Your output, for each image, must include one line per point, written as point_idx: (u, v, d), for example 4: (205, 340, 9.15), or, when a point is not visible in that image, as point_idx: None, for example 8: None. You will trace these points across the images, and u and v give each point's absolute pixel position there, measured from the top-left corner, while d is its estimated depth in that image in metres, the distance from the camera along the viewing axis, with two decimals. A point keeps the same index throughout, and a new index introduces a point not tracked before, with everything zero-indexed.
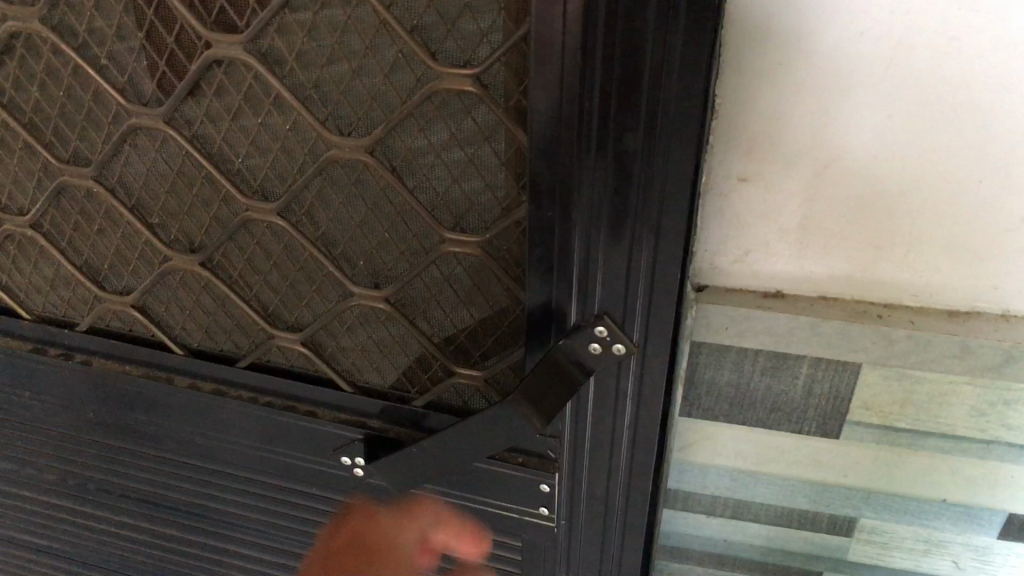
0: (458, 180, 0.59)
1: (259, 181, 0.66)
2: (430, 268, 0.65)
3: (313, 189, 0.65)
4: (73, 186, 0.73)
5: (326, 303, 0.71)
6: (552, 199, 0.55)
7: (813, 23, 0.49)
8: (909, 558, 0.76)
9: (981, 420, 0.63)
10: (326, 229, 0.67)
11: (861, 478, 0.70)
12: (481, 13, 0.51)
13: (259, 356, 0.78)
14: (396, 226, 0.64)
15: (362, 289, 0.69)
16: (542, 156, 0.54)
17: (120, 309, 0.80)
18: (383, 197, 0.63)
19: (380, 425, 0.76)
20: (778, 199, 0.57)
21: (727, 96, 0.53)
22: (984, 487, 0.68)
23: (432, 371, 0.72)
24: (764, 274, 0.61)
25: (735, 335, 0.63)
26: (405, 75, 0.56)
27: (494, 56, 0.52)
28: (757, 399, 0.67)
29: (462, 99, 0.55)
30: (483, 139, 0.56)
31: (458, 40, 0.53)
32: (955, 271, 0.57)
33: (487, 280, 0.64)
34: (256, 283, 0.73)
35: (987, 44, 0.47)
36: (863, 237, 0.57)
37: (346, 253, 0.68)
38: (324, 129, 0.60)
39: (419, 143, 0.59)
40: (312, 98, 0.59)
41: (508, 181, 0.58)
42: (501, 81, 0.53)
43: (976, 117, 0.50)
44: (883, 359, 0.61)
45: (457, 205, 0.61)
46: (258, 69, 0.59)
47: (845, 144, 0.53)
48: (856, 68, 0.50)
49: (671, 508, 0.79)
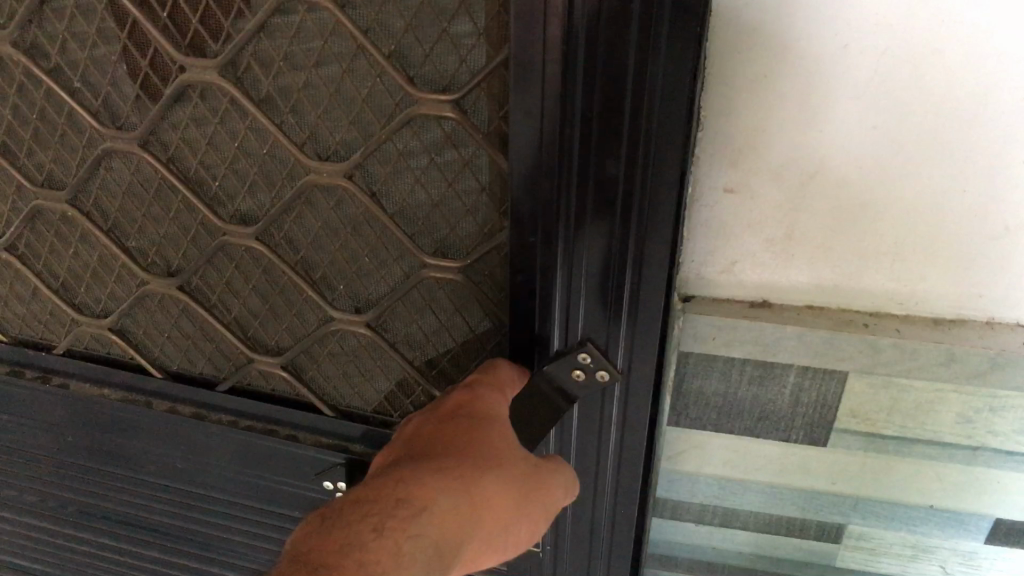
0: (439, 205, 0.59)
1: (237, 205, 0.65)
2: (412, 293, 0.65)
3: (291, 214, 0.64)
4: (47, 210, 0.72)
5: (306, 327, 0.71)
6: (533, 222, 0.55)
7: (798, 34, 0.49)
8: (896, 563, 0.76)
9: (967, 427, 0.63)
10: (305, 254, 0.66)
11: (849, 486, 0.70)
12: (460, 37, 0.51)
13: (239, 379, 0.78)
14: (377, 251, 0.64)
15: (343, 313, 0.69)
16: (525, 179, 0.53)
17: (97, 331, 0.80)
18: (363, 221, 0.62)
19: (362, 450, 0.76)
20: (765, 209, 0.56)
21: (712, 106, 0.53)
22: (971, 493, 0.68)
23: (415, 396, 0.72)
24: (750, 283, 0.61)
25: (723, 345, 0.63)
26: (383, 99, 0.55)
27: (474, 82, 0.52)
28: (745, 407, 0.67)
29: (441, 123, 0.55)
30: (463, 163, 0.56)
31: (437, 64, 0.53)
32: (940, 281, 0.57)
33: (469, 305, 0.64)
34: (234, 307, 0.72)
35: (975, 52, 0.47)
36: (849, 246, 0.57)
37: (326, 277, 0.67)
38: (302, 153, 0.60)
39: (399, 167, 0.58)
40: (289, 122, 0.59)
41: (489, 206, 0.58)
42: (481, 106, 0.53)
43: (962, 125, 0.50)
44: (869, 367, 0.62)
45: (438, 230, 0.61)
46: (233, 92, 0.58)
47: (831, 154, 0.53)
48: (839, 79, 0.50)
49: (659, 516, 0.79)
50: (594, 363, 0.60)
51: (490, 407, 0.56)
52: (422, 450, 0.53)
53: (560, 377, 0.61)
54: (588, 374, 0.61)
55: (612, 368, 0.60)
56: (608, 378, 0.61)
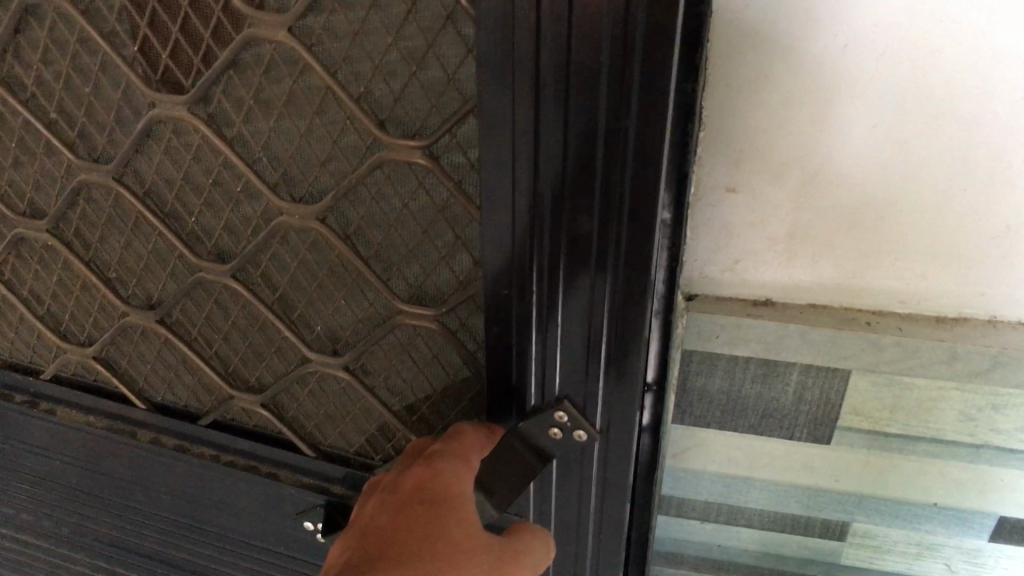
0: (414, 252, 0.61)
1: (215, 239, 0.68)
2: (389, 337, 0.68)
3: (269, 253, 0.67)
4: (30, 237, 0.77)
5: (287, 365, 0.75)
6: (503, 279, 0.57)
7: (800, 36, 0.49)
8: (901, 560, 0.77)
9: (970, 424, 0.64)
10: (283, 292, 0.70)
11: (853, 483, 0.71)
12: (427, 81, 0.52)
13: (222, 413, 0.83)
14: (353, 294, 0.67)
15: (322, 354, 0.72)
16: (494, 231, 0.55)
17: (83, 358, 0.84)
18: (339, 264, 0.65)
19: (342, 492, 0.81)
20: (767, 209, 0.57)
21: (714, 108, 0.54)
22: (974, 491, 0.68)
23: (395, 440, 0.76)
24: (754, 282, 0.61)
25: (727, 343, 0.64)
26: (356, 141, 0.58)
27: (440, 130, 0.54)
28: (748, 406, 0.67)
29: (412, 169, 0.57)
30: (436, 209, 0.58)
31: (407, 110, 0.54)
32: (941, 279, 0.58)
33: (444, 351, 0.67)
34: (215, 340, 0.76)
35: (974, 53, 0.48)
36: (851, 246, 0.57)
37: (304, 317, 0.71)
38: (275, 195, 0.63)
39: (371, 212, 0.61)
40: (261, 160, 0.62)
41: (462, 254, 0.60)
42: (450, 151, 0.55)
43: (962, 125, 0.51)
44: (872, 365, 0.62)
45: (414, 276, 0.63)
46: (204, 130, 0.61)
47: (833, 155, 0.54)
48: (841, 78, 0.50)
49: (665, 514, 0.79)
50: (570, 422, 0.63)
51: (450, 490, 0.56)
52: (374, 552, 0.52)
53: (537, 434, 0.64)
54: (564, 432, 0.63)
55: (589, 428, 0.62)
56: (586, 438, 0.63)
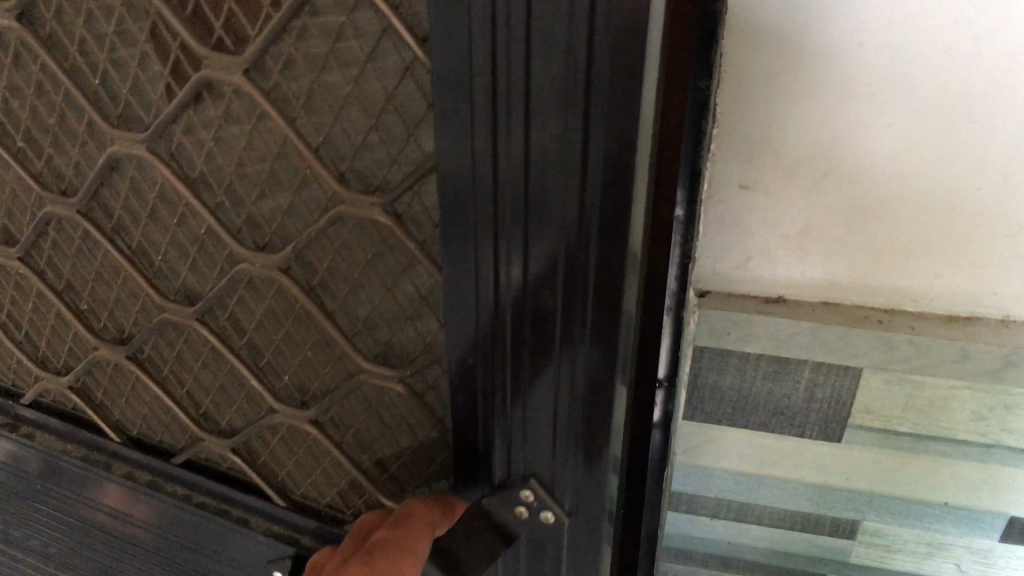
0: (377, 309, 0.67)
1: (180, 284, 0.75)
2: (350, 395, 0.75)
3: (234, 300, 0.73)
4: (6, 265, 0.86)
5: (255, 411, 0.83)
6: (463, 328, 0.61)
7: (814, 31, 0.49)
8: (911, 559, 0.77)
9: (981, 424, 0.64)
10: (250, 339, 0.76)
11: (862, 482, 0.71)
12: (387, 131, 0.56)
13: (194, 453, 0.92)
14: (318, 350, 0.73)
15: (291, 406, 0.80)
16: (456, 283, 0.59)
17: (57, 386, 0.96)
18: (301, 324, 0.72)
19: (311, 544, 0.88)
20: (779, 204, 0.57)
21: (728, 104, 0.54)
22: (984, 491, 0.68)
23: (365, 495, 0.84)
24: (765, 278, 0.61)
25: (738, 339, 0.64)
26: (315, 193, 0.61)
27: (394, 193, 0.58)
28: (759, 403, 0.67)
29: (375, 225, 0.61)
30: (402, 271, 0.63)
31: (369, 162, 0.58)
32: (955, 278, 0.58)
33: (406, 412, 0.73)
34: (188, 381, 0.85)
35: (988, 50, 0.48)
36: (863, 243, 0.57)
37: (273, 366, 0.78)
38: (239, 241, 0.68)
39: (333, 270, 0.66)
40: (224, 208, 0.66)
41: (426, 321, 0.66)
42: (412, 209, 0.59)
43: (975, 123, 0.51)
44: (883, 364, 0.62)
45: (379, 335, 0.69)
46: (158, 165, 0.66)
47: (845, 152, 0.54)
48: (855, 75, 0.50)
49: (675, 510, 0.79)
50: (536, 500, 0.68)
51: None
52: None
53: (502, 512, 0.69)
54: (530, 511, 0.69)
55: (558, 509, 0.67)
56: (554, 517, 0.68)
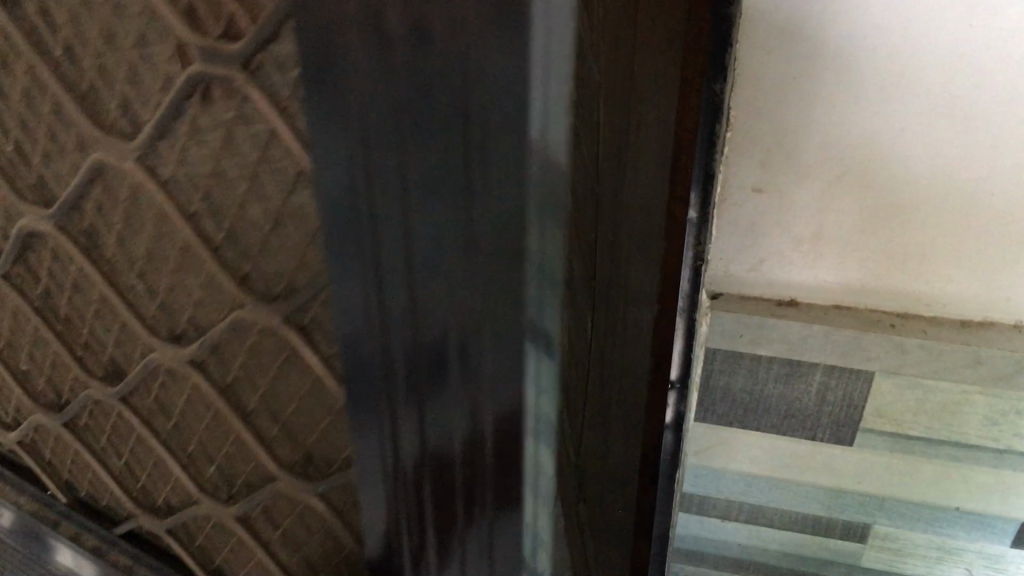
0: (212, 462, 0.61)
1: (35, 387, 0.72)
2: (188, 518, 0.68)
3: (83, 411, 0.69)
4: None
5: (120, 503, 0.74)
6: (280, 498, 0.58)
7: (830, 37, 0.50)
8: (921, 565, 0.76)
9: (994, 429, 0.64)
10: (101, 444, 0.71)
11: (874, 485, 0.71)
12: (190, 274, 0.50)
13: None
14: (153, 474, 0.68)
15: (147, 514, 0.72)
16: (294, 438, 0.53)
17: None
18: (136, 447, 0.67)
19: None
20: (792, 209, 0.58)
21: (742, 108, 0.55)
22: (996, 496, 0.69)
23: None
24: (779, 281, 0.62)
25: (750, 342, 0.64)
26: (128, 348, 0.60)
27: (205, 345, 0.53)
28: (771, 405, 0.67)
29: (184, 391, 0.59)
30: (226, 429, 0.58)
31: (182, 300, 0.52)
32: (967, 284, 0.58)
33: (241, 550, 0.65)
34: (51, 474, 0.79)
35: (1000, 60, 0.48)
36: (876, 249, 0.58)
37: (129, 474, 0.70)
38: (77, 366, 0.66)
39: (157, 409, 0.62)
40: (64, 330, 0.65)
41: (237, 472, 0.60)
42: (225, 374, 0.54)
43: (987, 132, 0.51)
44: (896, 368, 0.62)
45: (227, 478, 0.61)
46: (12, 287, 0.68)
47: (858, 158, 0.54)
48: (869, 82, 0.51)
49: (686, 512, 0.79)
50: None
51: None
52: None
53: None
54: None
55: None
56: None
